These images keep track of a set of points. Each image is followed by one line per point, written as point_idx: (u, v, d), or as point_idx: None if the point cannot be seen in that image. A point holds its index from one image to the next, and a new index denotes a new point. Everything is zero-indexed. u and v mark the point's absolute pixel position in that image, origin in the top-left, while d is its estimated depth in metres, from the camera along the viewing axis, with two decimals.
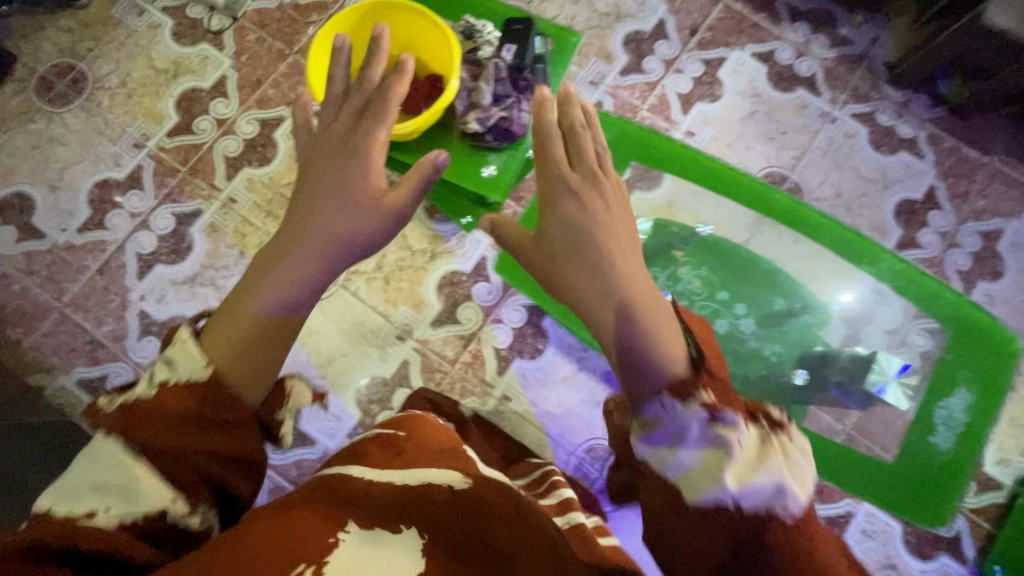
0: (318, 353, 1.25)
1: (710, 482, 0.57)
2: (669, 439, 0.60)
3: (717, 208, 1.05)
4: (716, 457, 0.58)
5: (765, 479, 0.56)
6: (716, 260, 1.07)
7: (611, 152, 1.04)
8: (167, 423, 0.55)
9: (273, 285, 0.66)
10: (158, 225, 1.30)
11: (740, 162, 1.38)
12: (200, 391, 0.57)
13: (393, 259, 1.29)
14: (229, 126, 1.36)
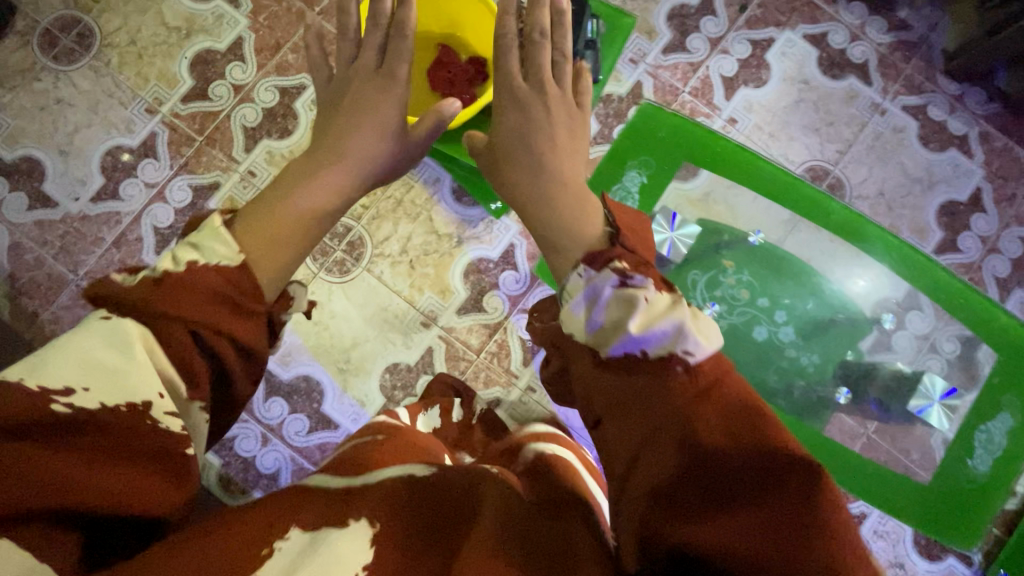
0: (340, 337, 1.23)
1: (618, 333, 0.54)
2: (586, 301, 0.58)
3: (761, 211, 1.03)
4: (625, 308, 0.55)
5: (666, 324, 0.53)
6: (761, 267, 1.04)
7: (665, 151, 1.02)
8: (190, 294, 0.53)
9: (268, 219, 0.67)
10: (175, 198, 1.25)
11: (783, 153, 1.32)
12: (229, 275, 0.56)
13: (419, 243, 1.26)
14: (247, 93, 1.28)
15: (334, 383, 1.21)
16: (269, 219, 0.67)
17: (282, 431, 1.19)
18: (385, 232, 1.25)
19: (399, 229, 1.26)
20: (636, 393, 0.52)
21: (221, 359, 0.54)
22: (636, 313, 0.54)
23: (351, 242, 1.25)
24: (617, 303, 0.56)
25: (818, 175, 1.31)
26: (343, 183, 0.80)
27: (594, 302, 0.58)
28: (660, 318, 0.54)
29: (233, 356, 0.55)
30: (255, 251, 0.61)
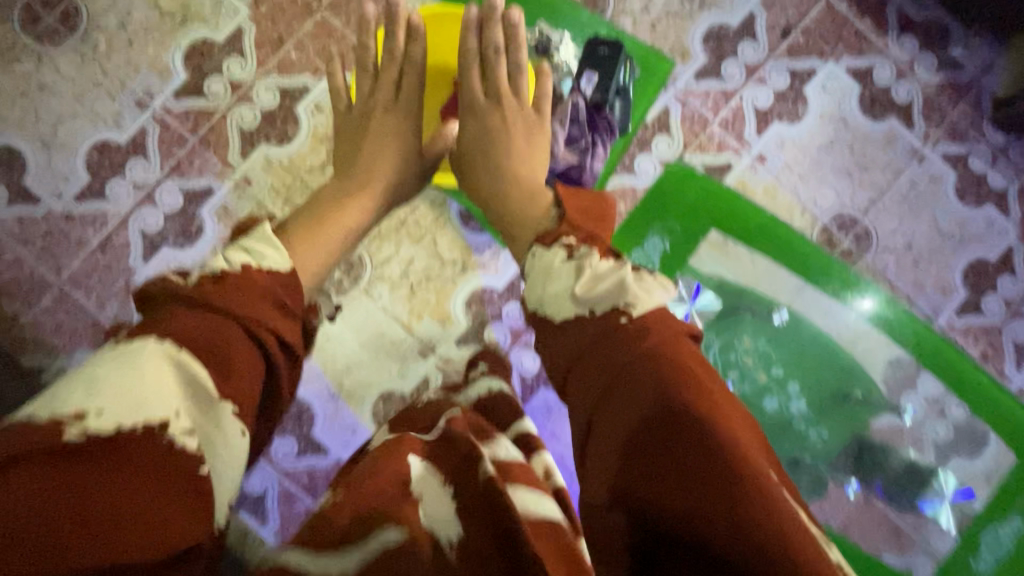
0: (334, 361, 1.18)
1: (568, 301, 0.74)
2: (543, 274, 0.79)
3: (778, 280, 1.14)
4: (575, 276, 0.76)
5: (603, 287, 0.73)
6: (780, 343, 1.14)
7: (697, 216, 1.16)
8: (232, 291, 0.72)
9: (321, 236, 0.92)
10: (165, 202, 1.18)
11: (810, 196, 1.25)
12: (278, 277, 0.78)
13: (421, 267, 1.19)
14: (246, 93, 1.20)
15: (325, 408, 1.17)
16: (326, 233, 0.93)
17: (270, 453, 1.16)
18: (387, 253, 1.19)
19: (402, 251, 1.19)
20: (610, 353, 0.69)
21: (264, 348, 0.72)
22: (585, 276, 0.75)
23: (350, 262, 1.19)
24: (568, 269, 0.77)
25: (844, 223, 1.24)
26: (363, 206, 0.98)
27: (553, 270, 0.78)
28: (607, 281, 0.73)
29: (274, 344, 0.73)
30: (310, 255, 0.90)
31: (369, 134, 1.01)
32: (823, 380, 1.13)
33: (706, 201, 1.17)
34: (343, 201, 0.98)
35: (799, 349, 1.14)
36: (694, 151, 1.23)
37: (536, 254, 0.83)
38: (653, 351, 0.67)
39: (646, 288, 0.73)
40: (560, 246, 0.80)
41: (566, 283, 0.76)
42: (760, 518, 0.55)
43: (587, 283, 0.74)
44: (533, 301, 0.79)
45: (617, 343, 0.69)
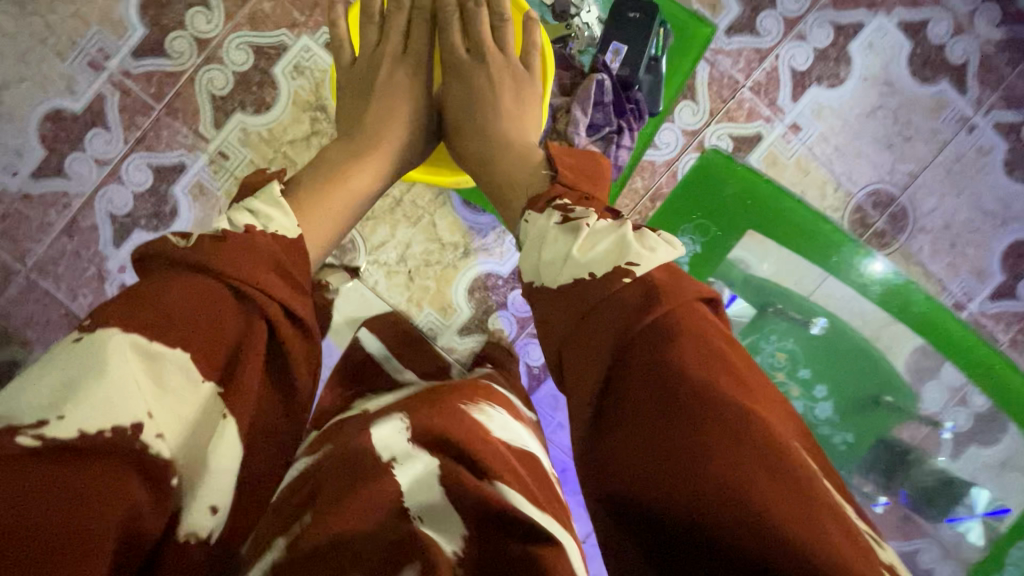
0: (329, 353, 1.11)
1: (567, 267, 0.62)
2: (539, 237, 0.66)
3: (805, 273, 1.04)
4: (569, 236, 0.63)
5: (604, 245, 0.61)
6: (819, 351, 1.03)
7: (729, 207, 1.03)
8: (239, 261, 0.59)
9: (317, 209, 0.73)
10: (133, 180, 1.06)
11: (846, 171, 1.13)
12: (285, 241, 0.64)
13: (419, 252, 1.10)
14: (214, 52, 1.05)
15: None
16: (325, 204, 0.74)
17: None
18: (382, 236, 1.09)
19: (398, 234, 1.09)
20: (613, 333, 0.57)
21: (275, 334, 0.60)
22: (577, 239, 0.62)
23: (342, 246, 1.09)
24: (557, 232, 0.65)
25: (880, 201, 1.14)
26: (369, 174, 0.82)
27: (541, 237, 0.66)
28: (603, 242, 0.61)
29: (285, 327, 0.60)
30: (318, 227, 0.72)
31: (356, 108, 0.88)
32: (854, 390, 1.03)
33: (742, 195, 1.03)
34: (344, 169, 0.80)
35: (838, 359, 1.03)
36: (721, 120, 1.10)
37: (528, 220, 0.70)
38: (664, 331, 0.55)
39: (650, 247, 0.61)
40: (553, 209, 0.68)
41: (557, 250, 0.63)
42: (816, 530, 0.47)
43: (578, 248, 0.62)
44: (527, 273, 0.67)
45: (620, 322, 0.57)
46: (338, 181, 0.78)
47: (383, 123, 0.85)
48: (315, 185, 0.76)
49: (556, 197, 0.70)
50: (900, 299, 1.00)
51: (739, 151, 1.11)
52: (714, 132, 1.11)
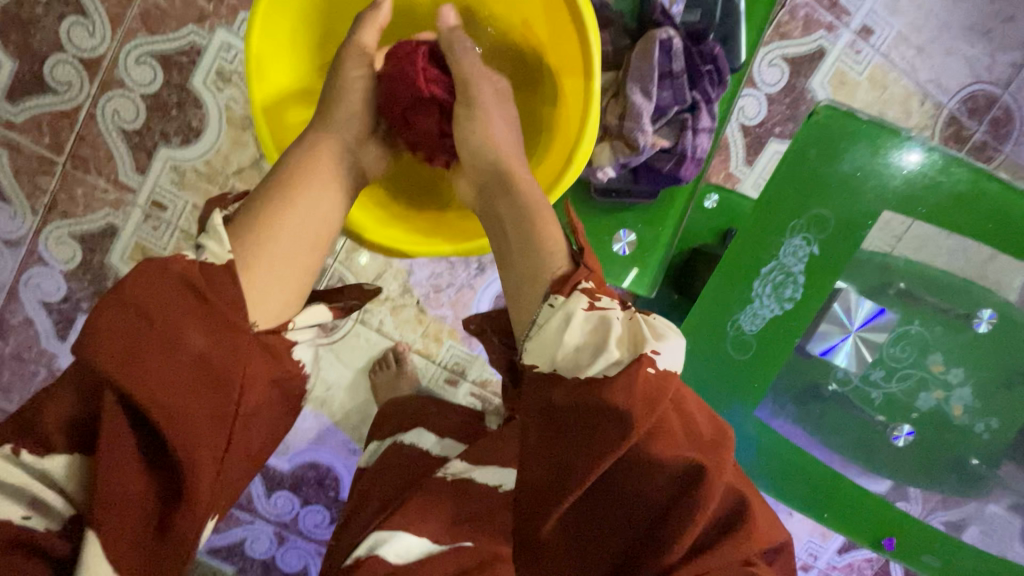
0: (344, 414, 0.94)
1: (547, 361, 0.38)
2: (534, 324, 0.41)
3: (953, 258, 0.59)
4: (561, 328, 0.38)
5: (606, 349, 0.37)
6: (977, 353, 0.61)
7: (845, 149, 0.53)
8: (109, 326, 0.34)
9: (274, 263, 0.41)
10: (57, 257, 0.85)
11: (934, 76, 0.89)
12: (214, 278, 0.38)
13: (425, 277, 0.90)
14: (111, 74, 0.81)
15: (350, 467, 0.96)
16: (277, 244, 0.42)
17: (299, 526, 0.97)
18: (375, 265, 0.89)
19: (394, 262, 0.90)
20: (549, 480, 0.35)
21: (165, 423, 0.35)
22: (568, 335, 0.38)
23: (333, 288, 0.89)
24: (556, 328, 0.38)
25: (978, 107, 0.90)
26: (317, 190, 0.48)
27: (535, 338, 0.40)
28: (619, 348, 0.37)
29: (186, 410, 0.36)
30: (271, 276, 0.41)
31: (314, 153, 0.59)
32: (1002, 374, 0.61)
33: (859, 168, 0.53)
34: (289, 188, 0.46)
35: (982, 357, 0.61)
36: (772, 40, 0.86)
37: (546, 308, 0.40)
38: (642, 466, 0.34)
39: (663, 344, 0.37)
40: (552, 299, 0.40)
41: (556, 344, 0.38)
42: None
43: (577, 356, 0.37)
44: (530, 355, 0.40)
45: (580, 448, 0.34)
46: (290, 213, 0.44)
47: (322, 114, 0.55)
48: (253, 218, 0.43)
49: (572, 279, 0.41)
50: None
51: (798, 76, 0.87)
52: (764, 58, 0.86)
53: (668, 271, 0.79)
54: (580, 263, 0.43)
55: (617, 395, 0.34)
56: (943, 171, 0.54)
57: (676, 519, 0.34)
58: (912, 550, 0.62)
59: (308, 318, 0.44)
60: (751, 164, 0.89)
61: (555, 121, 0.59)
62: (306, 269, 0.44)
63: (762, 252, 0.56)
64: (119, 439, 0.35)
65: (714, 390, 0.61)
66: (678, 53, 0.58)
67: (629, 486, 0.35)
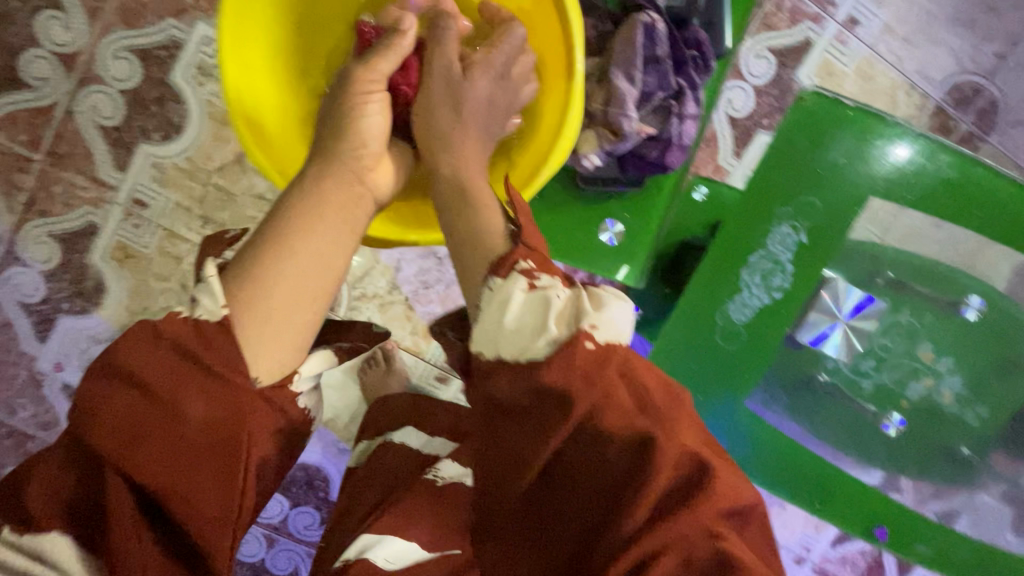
0: (332, 414, 0.93)
1: (490, 346, 0.39)
2: (475, 308, 0.40)
3: (941, 242, 0.58)
4: (501, 313, 0.38)
5: (546, 331, 0.37)
6: (965, 340, 0.61)
7: (832, 135, 0.53)
8: (114, 402, 0.37)
9: (267, 319, 0.39)
10: (35, 256, 0.83)
11: (920, 66, 0.89)
12: (209, 340, 0.38)
13: (414, 273, 0.89)
14: (88, 69, 0.79)
15: (339, 467, 0.94)
16: (271, 294, 0.40)
17: (288, 528, 0.95)
18: (362, 262, 0.88)
19: (382, 259, 0.88)
20: (502, 466, 0.38)
21: (171, 487, 0.37)
22: (507, 318, 0.38)
23: None
24: (495, 312, 0.38)
25: (964, 97, 0.90)
26: (323, 229, 0.43)
27: (477, 323, 0.40)
28: (558, 325, 0.37)
29: (191, 475, 0.37)
30: (263, 333, 0.39)
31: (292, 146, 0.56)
32: (990, 360, 0.61)
33: (846, 155, 0.53)
34: (291, 228, 0.43)
35: (970, 344, 0.61)
36: (758, 30, 0.85)
37: (485, 292, 0.40)
38: (590, 435, 0.36)
39: (602, 316, 0.37)
40: (491, 282, 0.40)
41: (498, 329, 0.38)
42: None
43: (518, 338, 0.37)
44: (475, 343, 0.40)
45: (526, 426, 0.37)
46: (287, 263, 0.41)
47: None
48: (248, 267, 0.41)
49: (510, 258, 0.40)
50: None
51: (785, 67, 0.87)
52: (751, 49, 0.86)
53: (658, 264, 0.78)
54: (518, 241, 0.42)
55: (555, 373, 0.35)
56: (928, 155, 0.53)
57: (629, 487, 0.35)
58: (905, 539, 0.62)
59: (312, 366, 0.44)
60: (739, 156, 0.88)
61: (536, 105, 0.58)
62: (308, 320, 0.42)
63: (750, 240, 0.56)
64: (127, 512, 0.37)
65: (701, 382, 0.60)
66: (660, 40, 0.57)
67: (577, 458, 0.36)
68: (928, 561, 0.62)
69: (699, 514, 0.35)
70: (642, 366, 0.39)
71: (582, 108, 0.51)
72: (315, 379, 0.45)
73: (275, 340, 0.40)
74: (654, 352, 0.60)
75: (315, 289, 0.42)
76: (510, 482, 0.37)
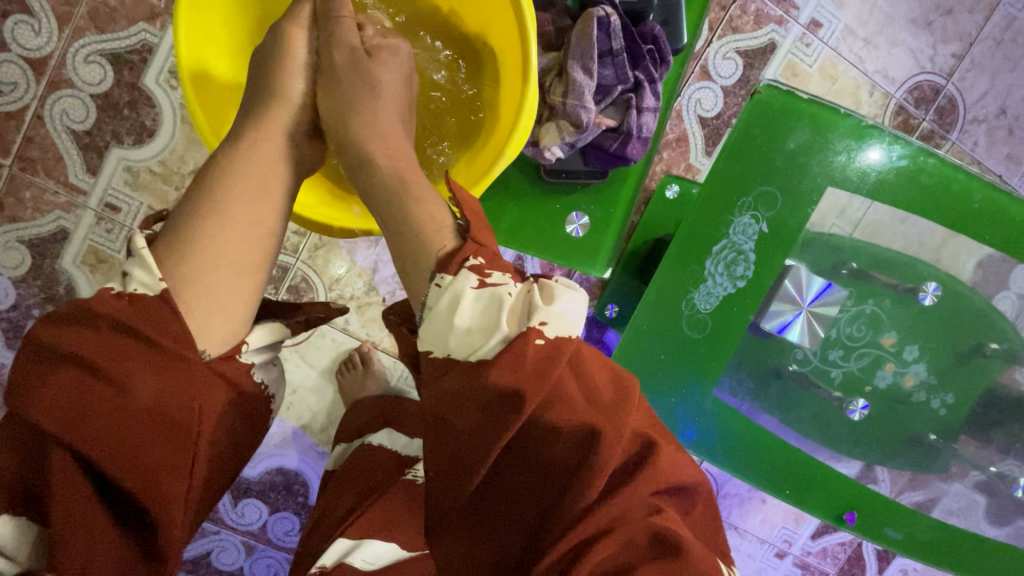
0: (309, 418, 0.92)
1: (440, 346, 0.38)
2: (425, 308, 0.40)
3: (893, 231, 0.60)
4: (451, 311, 0.38)
5: (496, 330, 0.37)
6: (927, 328, 0.63)
7: (784, 122, 0.54)
8: (53, 384, 0.35)
9: (213, 294, 0.41)
10: (5, 263, 0.82)
11: (882, 66, 0.92)
12: (150, 315, 0.38)
13: (391, 275, 0.90)
14: (58, 74, 0.79)
15: (318, 471, 0.94)
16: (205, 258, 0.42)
17: (267, 535, 0.94)
18: (339, 264, 0.88)
19: (358, 261, 0.89)
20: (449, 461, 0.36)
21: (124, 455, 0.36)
22: (458, 318, 0.38)
23: (294, 287, 0.88)
24: (446, 312, 0.38)
25: (924, 96, 0.93)
26: (254, 205, 0.46)
27: (427, 325, 0.40)
28: (507, 323, 0.37)
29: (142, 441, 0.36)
30: (202, 290, 0.41)
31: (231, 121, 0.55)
32: (951, 346, 0.63)
33: (803, 146, 0.55)
34: (221, 201, 0.44)
35: (930, 331, 0.63)
36: (725, 33, 0.88)
37: (434, 288, 0.40)
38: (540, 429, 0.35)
39: (552, 310, 0.37)
40: (440, 283, 0.40)
41: (446, 329, 0.38)
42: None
43: (468, 337, 0.37)
44: (424, 342, 0.40)
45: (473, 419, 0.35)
46: (223, 232, 0.43)
47: (261, 100, 0.53)
48: (186, 237, 0.42)
49: (460, 254, 0.40)
50: (998, 227, 0.56)
51: (752, 68, 0.89)
52: (718, 51, 0.88)
53: (631, 261, 0.80)
54: (467, 237, 0.42)
55: (503, 371, 0.35)
56: (882, 142, 0.55)
57: (575, 475, 0.35)
58: (874, 523, 0.63)
59: (260, 340, 0.46)
60: (710, 155, 0.90)
61: (497, 97, 0.59)
62: (250, 289, 0.44)
63: (712, 229, 0.57)
64: (75, 493, 0.35)
65: (666, 367, 0.62)
66: (618, 32, 0.58)
67: (527, 452, 0.35)
68: (897, 544, 0.63)
69: (643, 490, 0.36)
70: (591, 356, 0.39)
71: (538, 96, 0.51)
72: (268, 353, 0.47)
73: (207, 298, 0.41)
74: (624, 340, 0.62)
75: (244, 250, 0.44)
76: (457, 485, 0.36)
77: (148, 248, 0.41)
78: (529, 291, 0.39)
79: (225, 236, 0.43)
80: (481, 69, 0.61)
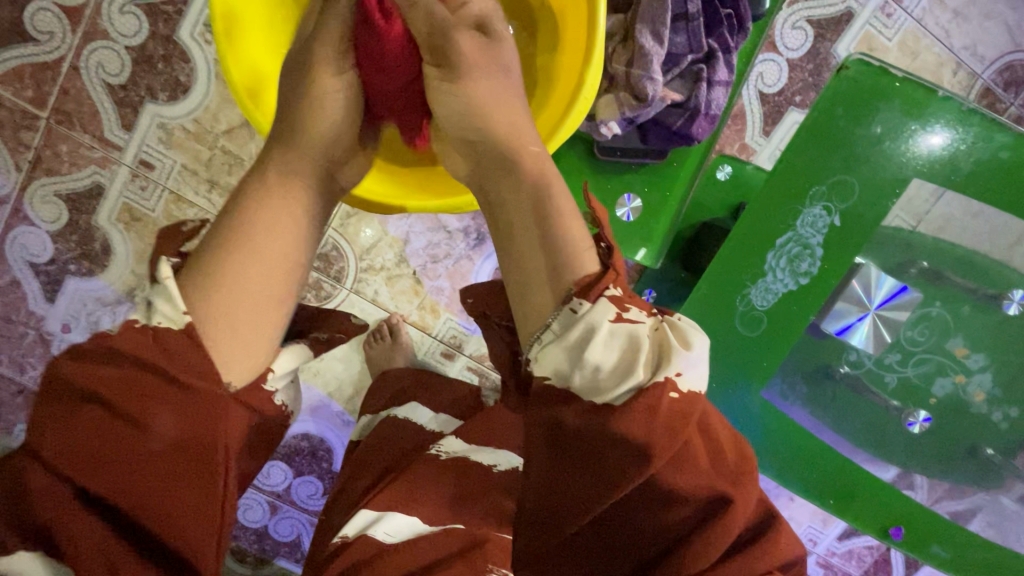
0: (336, 387, 0.92)
1: (563, 377, 0.35)
2: (548, 330, 0.36)
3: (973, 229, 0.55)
4: (580, 345, 0.34)
5: (634, 377, 0.33)
6: (1005, 338, 0.57)
7: (875, 101, 0.48)
8: (73, 427, 0.34)
9: (234, 327, 0.38)
10: (43, 216, 0.82)
11: (970, 42, 0.83)
12: (174, 355, 0.36)
13: (422, 247, 0.87)
14: (94, 23, 0.77)
15: (342, 439, 0.94)
16: (236, 288, 0.38)
17: (291, 496, 0.95)
18: (372, 234, 0.86)
19: (390, 231, 0.87)
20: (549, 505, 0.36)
21: (149, 493, 0.35)
22: (590, 353, 0.34)
23: (324, 255, 0.86)
24: (576, 344, 0.34)
25: (1015, 78, 0.84)
26: (283, 234, 0.41)
27: (548, 349, 0.35)
28: (645, 369, 0.34)
29: (167, 479, 0.36)
30: (237, 326, 0.38)
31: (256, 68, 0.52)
32: None
33: (891, 132, 0.49)
34: (244, 234, 0.40)
35: (1008, 342, 0.57)
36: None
37: (568, 312, 0.35)
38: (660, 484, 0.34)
39: (691, 357, 0.35)
40: (577, 309, 0.35)
41: (572, 364, 0.34)
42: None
43: (597, 378, 0.34)
44: (537, 366, 0.36)
45: (591, 476, 0.34)
46: (248, 269, 0.39)
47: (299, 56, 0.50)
48: (211, 266, 0.38)
49: (601, 282, 0.36)
50: None
51: (822, 40, 0.81)
52: (788, 19, 0.81)
53: (676, 246, 0.75)
54: (610, 264, 0.38)
55: (631, 423, 0.33)
56: (983, 126, 0.49)
57: (688, 542, 0.36)
58: (921, 539, 0.58)
59: (285, 363, 0.43)
60: (767, 135, 0.84)
61: (552, 63, 0.55)
62: (274, 330, 0.40)
63: (778, 221, 0.53)
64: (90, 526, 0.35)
65: (718, 365, 0.58)
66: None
67: (644, 506, 0.35)
68: (942, 563, 0.58)
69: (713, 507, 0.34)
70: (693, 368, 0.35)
71: (603, 63, 0.47)
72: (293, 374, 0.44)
73: (234, 333, 0.38)
74: None
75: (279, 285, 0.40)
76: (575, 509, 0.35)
77: (171, 279, 0.38)
78: (662, 331, 0.36)
79: (256, 271, 0.39)
80: (539, 30, 0.57)
